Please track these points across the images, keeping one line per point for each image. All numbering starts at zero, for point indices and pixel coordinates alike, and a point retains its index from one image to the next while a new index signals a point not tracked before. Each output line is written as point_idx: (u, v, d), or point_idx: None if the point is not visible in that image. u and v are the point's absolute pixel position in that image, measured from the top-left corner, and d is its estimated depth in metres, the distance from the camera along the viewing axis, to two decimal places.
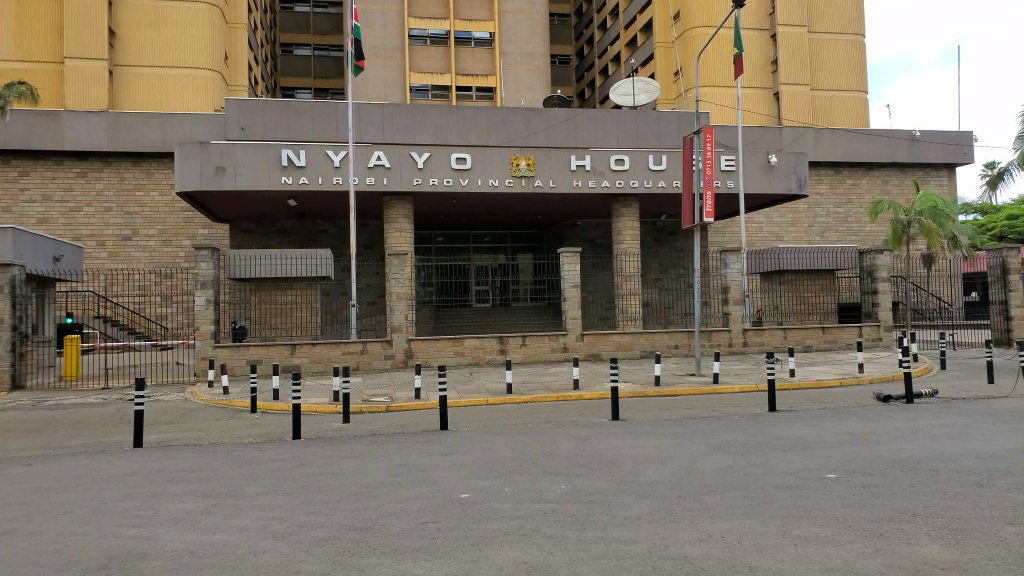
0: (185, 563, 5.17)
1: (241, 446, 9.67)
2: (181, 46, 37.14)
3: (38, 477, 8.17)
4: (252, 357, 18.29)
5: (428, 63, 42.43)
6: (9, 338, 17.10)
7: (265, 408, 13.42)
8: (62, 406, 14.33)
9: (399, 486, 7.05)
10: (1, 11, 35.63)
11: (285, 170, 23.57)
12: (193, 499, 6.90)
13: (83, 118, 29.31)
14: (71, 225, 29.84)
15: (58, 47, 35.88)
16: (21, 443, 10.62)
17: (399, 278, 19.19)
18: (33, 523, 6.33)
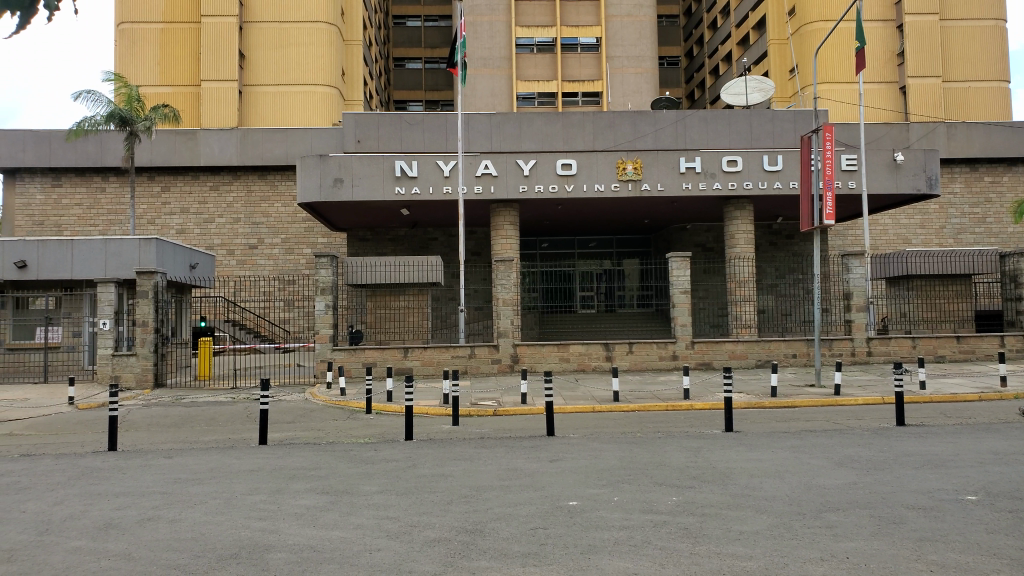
0: (306, 556, 5.39)
1: (357, 447, 9.98)
2: (301, 64, 38.96)
3: (177, 470, 8.74)
4: (368, 360, 18.89)
5: (535, 71, 42.84)
6: (153, 340, 18.34)
7: (379, 408, 13.88)
8: (196, 404, 15.26)
9: (508, 491, 7.09)
10: (144, 40, 38.67)
11: (398, 181, 24.30)
12: (314, 496, 7.19)
13: (216, 135, 31.33)
14: (205, 235, 31.82)
15: (194, 71, 38.54)
16: (163, 437, 11.41)
17: (505, 284, 19.39)
18: (173, 511, 6.78)
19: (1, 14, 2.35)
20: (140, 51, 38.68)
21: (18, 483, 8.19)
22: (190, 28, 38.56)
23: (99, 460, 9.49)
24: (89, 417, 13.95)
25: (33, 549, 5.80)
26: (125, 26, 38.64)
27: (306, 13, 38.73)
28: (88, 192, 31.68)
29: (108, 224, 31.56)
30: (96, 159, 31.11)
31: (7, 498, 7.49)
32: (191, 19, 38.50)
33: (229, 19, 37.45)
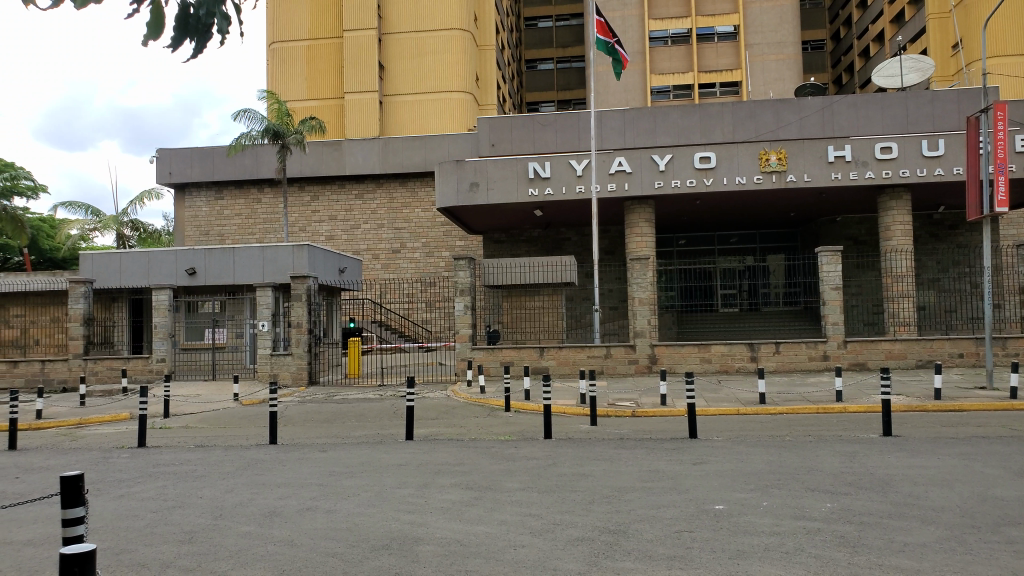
0: (453, 550, 5.54)
1: (498, 444, 10.15)
2: (437, 70, 40.20)
3: (332, 463, 9.26)
4: (506, 359, 19.19)
5: (669, 64, 42.04)
6: (307, 340, 19.51)
7: (518, 407, 14.03)
8: (347, 401, 16.08)
9: (650, 492, 7.01)
10: (294, 58, 41.23)
11: (532, 182, 24.54)
12: (458, 491, 7.39)
13: (360, 145, 32.91)
14: (351, 240, 33.47)
15: (339, 84, 40.68)
16: (317, 432, 12.10)
17: (642, 283, 19.10)
18: (329, 502, 7.18)
19: (183, 40, 3.02)
20: (290, 68, 41.26)
21: (194, 471, 8.96)
22: (334, 43, 40.72)
23: (263, 452, 10.21)
24: (253, 412, 15.04)
25: (210, 532, 6.31)
26: (276, 45, 41.37)
27: (441, 20, 39.94)
28: (247, 203, 34.14)
29: (265, 233, 33.85)
30: (252, 171, 33.44)
31: (185, 484, 8.21)
32: (335, 34, 40.65)
33: (369, 31, 39.28)
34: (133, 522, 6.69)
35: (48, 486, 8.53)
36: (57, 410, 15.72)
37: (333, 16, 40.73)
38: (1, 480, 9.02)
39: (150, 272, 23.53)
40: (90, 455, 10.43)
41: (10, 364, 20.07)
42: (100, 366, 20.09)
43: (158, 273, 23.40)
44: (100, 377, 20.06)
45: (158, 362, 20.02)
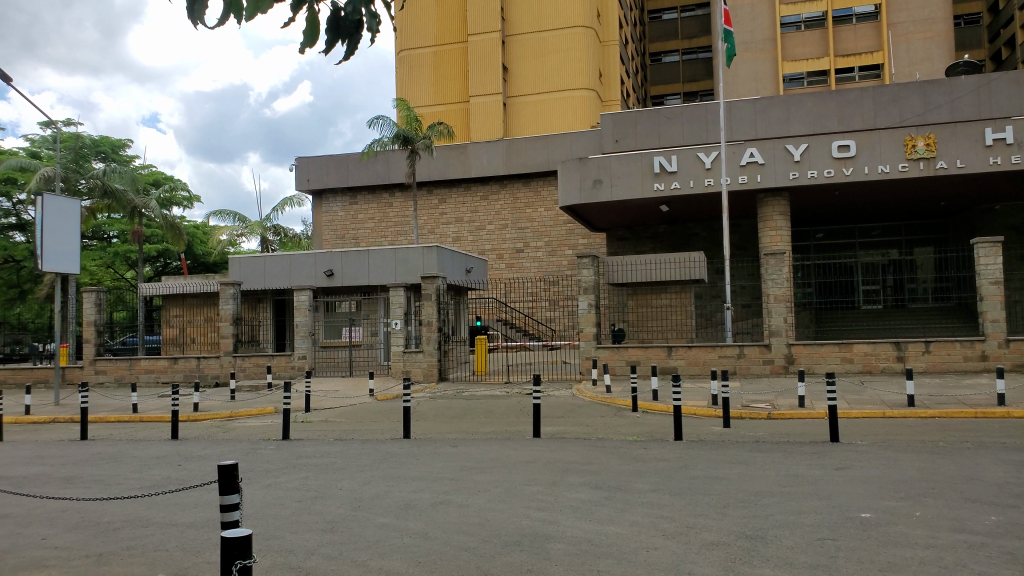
0: (584, 549, 5.51)
1: (627, 444, 10.01)
2: (560, 69, 40.27)
3: (463, 458, 9.45)
4: (632, 358, 18.94)
5: (803, 50, 40.15)
6: (437, 338, 20.02)
7: (646, 407, 13.81)
8: (475, 397, 16.37)
9: (789, 497, 6.69)
10: (421, 64, 42.48)
11: (658, 177, 24.09)
12: (588, 490, 7.34)
13: (485, 147, 33.48)
14: (477, 241, 34.12)
15: (464, 88, 41.60)
16: (448, 428, 12.38)
17: (777, 279, 18.35)
18: (461, 497, 7.32)
19: (337, 44, 3.57)
20: (417, 74, 42.57)
21: (333, 464, 9.38)
22: (459, 48, 41.69)
23: (397, 446, 10.55)
24: (387, 407, 15.62)
25: (350, 522, 6.58)
26: (405, 53, 42.82)
27: (564, 19, 39.98)
28: (378, 207, 35.48)
29: (396, 235, 35.06)
30: (383, 176, 34.74)
31: (326, 476, 8.62)
32: (460, 39, 41.60)
33: (493, 34, 40.01)
34: (280, 510, 7.10)
35: (206, 474, 9.19)
36: (212, 403, 16.94)
37: (458, 21, 41.72)
38: (166, 467, 9.82)
39: (292, 274, 24.90)
40: (241, 447, 11.16)
41: (172, 360, 21.83)
42: (248, 362, 21.49)
43: (299, 275, 24.74)
44: (248, 373, 21.44)
45: (299, 359, 21.11)
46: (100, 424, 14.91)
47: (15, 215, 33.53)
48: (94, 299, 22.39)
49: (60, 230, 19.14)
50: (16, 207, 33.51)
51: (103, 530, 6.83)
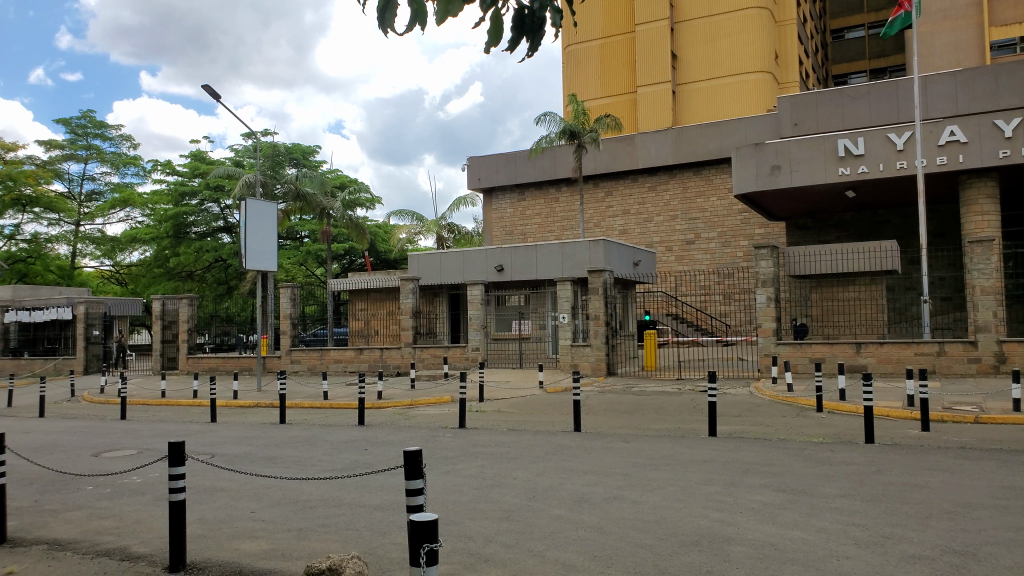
0: (768, 554, 5.26)
1: (812, 446, 9.47)
2: (732, 54, 38.72)
3: (637, 454, 9.34)
4: (816, 355, 17.88)
5: (1015, 13, 35.97)
6: (605, 332, 19.95)
7: (832, 408, 12.99)
8: (647, 393, 16.14)
9: (1007, 512, 6.01)
10: (589, 57, 42.52)
11: (843, 161, 22.58)
12: (770, 493, 7.00)
13: (653, 137, 32.94)
14: (645, 233, 33.64)
15: (631, 79, 41.15)
16: (621, 423, 12.29)
17: (983, 269, 16.58)
18: (636, 493, 7.23)
19: (523, 41, 3.78)
20: (585, 68, 42.67)
21: (507, 454, 9.62)
22: (626, 38, 41.21)
23: (570, 439, 10.64)
24: (559, 399, 15.79)
25: (526, 512, 6.70)
26: (572, 48, 42.97)
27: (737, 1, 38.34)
28: (546, 203, 35.89)
29: (563, 230, 35.30)
30: (550, 172, 35.00)
31: (502, 465, 8.84)
32: (628, 30, 41.15)
33: (661, 22, 39.24)
34: (459, 497, 7.37)
35: (391, 459, 9.74)
36: (393, 391, 17.96)
37: (625, 11, 41.23)
38: (354, 451, 10.51)
39: (465, 269, 25.70)
40: (421, 434, 11.69)
41: (357, 351, 23.34)
42: (426, 353, 22.50)
43: (472, 271, 25.62)
44: (426, 364, 22.45)
45: (473, 350, 21.85)
46: (297, 409, 16.23)
47: (223, 219, 37.13)
48: (290, 294, 24.39)
49: (261, 232, 21.01)
50: (223, 212, 37.09)
51: (301, 508, 7.40)
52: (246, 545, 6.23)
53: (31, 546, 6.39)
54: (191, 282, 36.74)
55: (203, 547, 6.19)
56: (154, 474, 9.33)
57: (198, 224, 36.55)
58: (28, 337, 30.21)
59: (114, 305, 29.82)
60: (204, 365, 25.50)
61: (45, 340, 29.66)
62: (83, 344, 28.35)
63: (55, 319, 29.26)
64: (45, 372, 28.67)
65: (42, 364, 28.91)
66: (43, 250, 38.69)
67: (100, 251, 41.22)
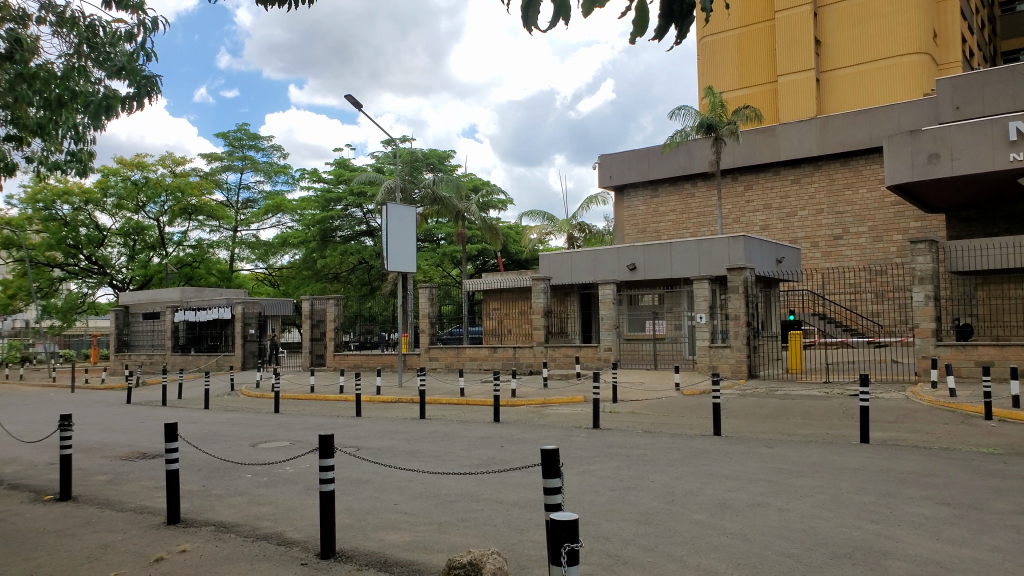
0: (930, 571, 4.88)
1: (983, 457, 8.71)
2: (883, 35, 36.32)
3: (782, 459, 8.94)
4: (982, 358, 16.45)
5: None
6: (746, 333, 19.23)
7: (1003, 415, 11.90)
8: (791, 397, 15.45)
9: None
10: (726, 48, 41.25)
11: (1014, 145, 20.62)
12: (933, 505, 6.50)
13: (795, 128, 31.48)
14: (788, 229, 32.20)
15: (772, 68, 39.54)
16: (765, 427, 11.81)
17: None
18: (782, 500, 6.92)
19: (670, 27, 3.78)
20: (721, 59, 41.42)
21: (644, 456, 9.48)
22: (766, 26, 39.61)
23: (709, 443, 10.35)
24: (696, 402, 15.40)
25: (665, 516, 6.57)
26: (708, 39, 41.77)
27: None
28: (681, 199, 35.04)
29: (699, 226, 34.40)
30: (686, 167, 34.18)
31: (638, 467, 8.71)
32: (767, 17, 39.55)
33: (804, 7, 37.42)
34: (596, 497, 7.33)
35: (528, 457, 9.82)
36: (527, 390, 18.13)
37: None
38: (492, 447, 10.69)
39: (596, 269, 25.78)
40: (557, 432, 11.74)
41: (492, 349, 23.79)
42: (558, 353, 22.55)
43: (604, 270, 25.51)
44: (558, 363, 22.52)
45: (605, 350, 21.68)
46: (435, 406, 16.73)
47: (365, 223, 38.82)
48: (428, 294, 25.23)
49: (401, 235, 21.81)
50: (366, 216, 38.78)
51: (442, 502, 7.62)
52: (391, 535, 6.48)
53: (200, 527, 6.93)
54: (337, 283, 38.76)
55: (351, 536, 6.48)
56: (306, 465, 9.89)
57: (343, 228, 38.46)
58: (194, 335, 32.90)
59: (269, 305, 31.95)
60: (350, 362, 26.92)
61: (209, 338, 32.19)
62: (242, 342, 30.65)
63: (217, 318, 31.68)
64: (209, 367, 31.12)
65: (206, 360, 31.44)
66: (207, 255, 42.09)
67: (256, 254, 44.34)
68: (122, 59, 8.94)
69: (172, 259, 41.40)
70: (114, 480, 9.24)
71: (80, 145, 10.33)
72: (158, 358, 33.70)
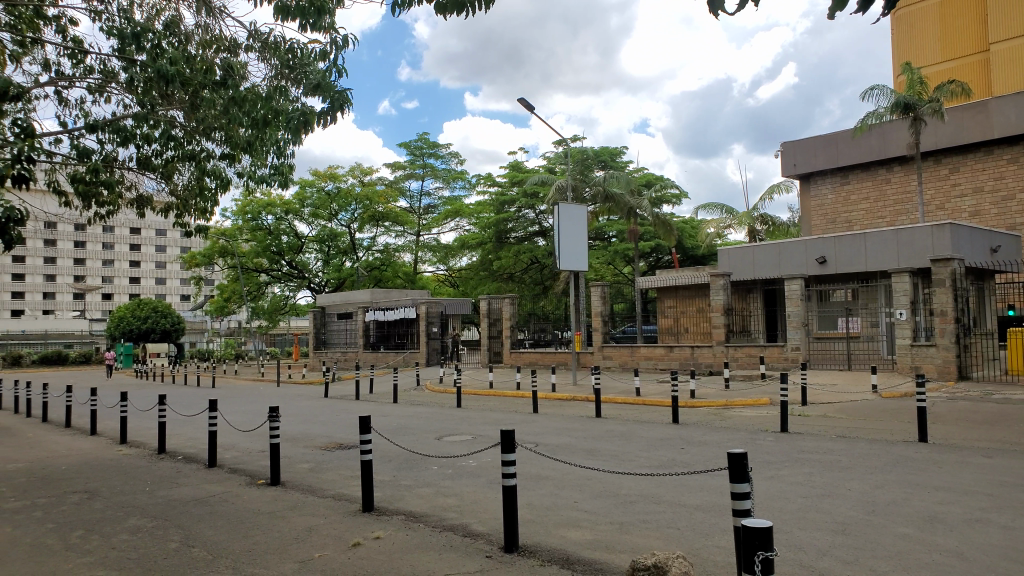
0: None
1: None
2: None
3: (1005, 471, 7.97)
4: None
5: None
6: (954, 330, 17.41)
7: None
8: (1012, 401, 13.80)
9: None
10: (925, 18, 37.72)
11: None
12: None
13: (1012, 101, 28.16)
14: (1004, 215, 28.89)
15: (983, 36, 35.66)
16: (982, 434, 10.64)
17: None
18: (1007, 517, 6.15)
19: None
20: (920, 31, 37.92)
21: (838, 462, 8.83)
22: None
23: (916, 450, 9.47)
24: (897, 405, 14.15)
25: (866, 527, 6.05)
26: (903, 12, 38.42)
27: None
28: (874, 184, 32.33)
29: (897, 214, 31.63)
30: (880, 152, 31.56)
31: (833, 474, 8.12)
32: None
33: None
34: (786, 504, 6.92)
35: (711, 459, 9.46)
36: (708, 390, 17.56)
37: None
38: (672, 449, 10.43)
39: (782, 262, 24.60)
40: (740, 436, 11.22)
41: (668, 348, 23.28)
42: (741, 352, 21.65)
43: (791, 264, 24.20)
44: (741, 363, 21.62)
45: (792, 350, 20.53)
46: (612, 404, 16.63)
47: (538, 224, 39.40)
48: (601, 293, 25.15)
49: (573, 234, 21.90)
50: (538, 217, 39.33)
51: (622, 502, 7.51)
52: (571, 533, 6.47)
53: (392, 515, 7.30)
54: (512, 283, 39.59)
55: (533, 532, 6.54)
56: (488, 459, 10.16)
57: (516, 230, 39.31)
58: (383, 333, 34.94)
59: (449, 305, 33.30)
60: (526, 360, 27.47)
61: (396, 336, 34.05)
62: (425, 340, 32.21)
63: (403, 318, 33.47)
64: (397, 364, 32.93)
65: (394, 357, 33.27)
66: (393, 258, 44.57)
67: (437, 257, 46.42)
68: (317, 76, 9.64)
69: (363, 263, 44.26)
70: (316, 468, 9.99)
71: (282, 160, 11.31)
72: (352, 356, 36.22)
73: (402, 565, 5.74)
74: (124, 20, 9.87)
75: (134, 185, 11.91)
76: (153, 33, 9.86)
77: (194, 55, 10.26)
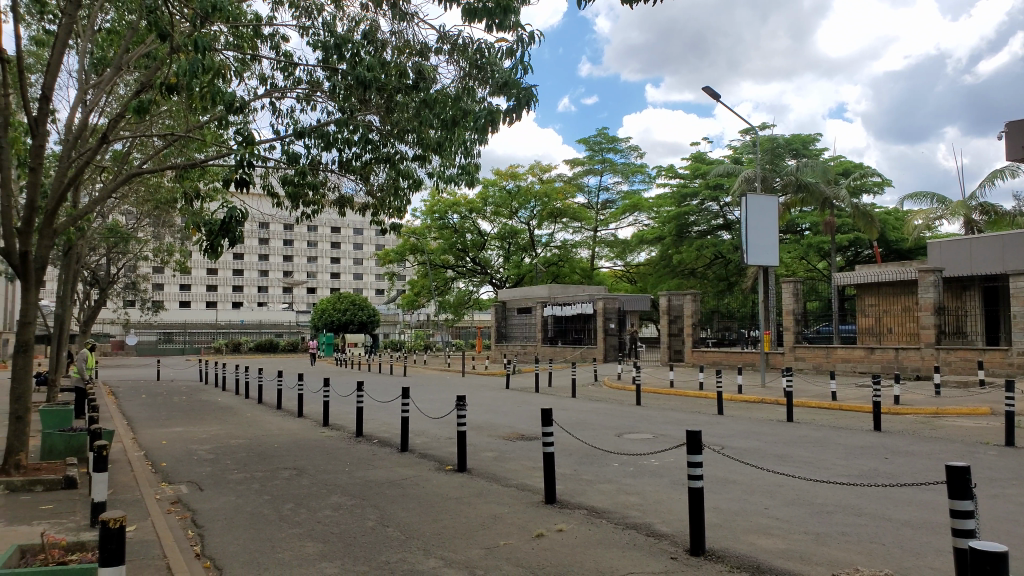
0: None
1: None
2: None
3: None
4: None
5: None
6: None
7: None
8: None
9: None
10: None
11: None
12: None
13: None
14: None
15: None
16: None
17: None
18: None
19: None
20: None
21: None
22: None
23: None
24: None
25: None
26: None
27: None
28: None
29: None
30: None
31: None
32: None
33: None
34: (1014, 526, 6.13)
35: (920, 471, 8.63)
36: (915, 397, 16.07)
37: None
38: (874, 458, 9.61)
39: (1005, 257, 21.86)
40: (955, 447, 10.13)
41: (868, 350, 21.65)
42: (954, 356, 19.62)
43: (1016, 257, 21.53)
44: (954, 368, 19.60)
45: (1019, 354, 18.30)
46: (803, 408, 15.69)
47: (721, 217, 38.02)
48: (792, 290, 23.79)
49: (762, 227, 20.84)
50: (722, 210, 37.88)
51: (818, 511, 7.01)
52: (762, 540, 6.13)
53: (574, 509, 7.31)
54: (694, 279, 38.58)
55: (720, 536, 6.27)
56: (671, 458, 9.92)
57: (698, 223, 38.26)
58: (561, 328, 35.34)
59: (626, 300, 33.01)
60: (708, 359, 26.60)
61: (574, 331, 34.28)
62: (603, 335, 32.14)
63: (580, 313, 33.62)
64: (575, 359, 33.22)
65: (573, 352, 33.59)
66: (571, 254, 44.93)
67: (614, 252, 46.22)
68: (503, 75, 9.83)
69: (542, 259, 45.01)
70: (500, 457, 10.24)
71: (469, 159, 11.67)
72: (531, 349, 37.09)
73: (585, 561, 5.70)
74: (328, 33, 10.65)
75: (337, 186, 12.79)
76: (352, 43, 10.53)
77: (389, 61, 10.83)
